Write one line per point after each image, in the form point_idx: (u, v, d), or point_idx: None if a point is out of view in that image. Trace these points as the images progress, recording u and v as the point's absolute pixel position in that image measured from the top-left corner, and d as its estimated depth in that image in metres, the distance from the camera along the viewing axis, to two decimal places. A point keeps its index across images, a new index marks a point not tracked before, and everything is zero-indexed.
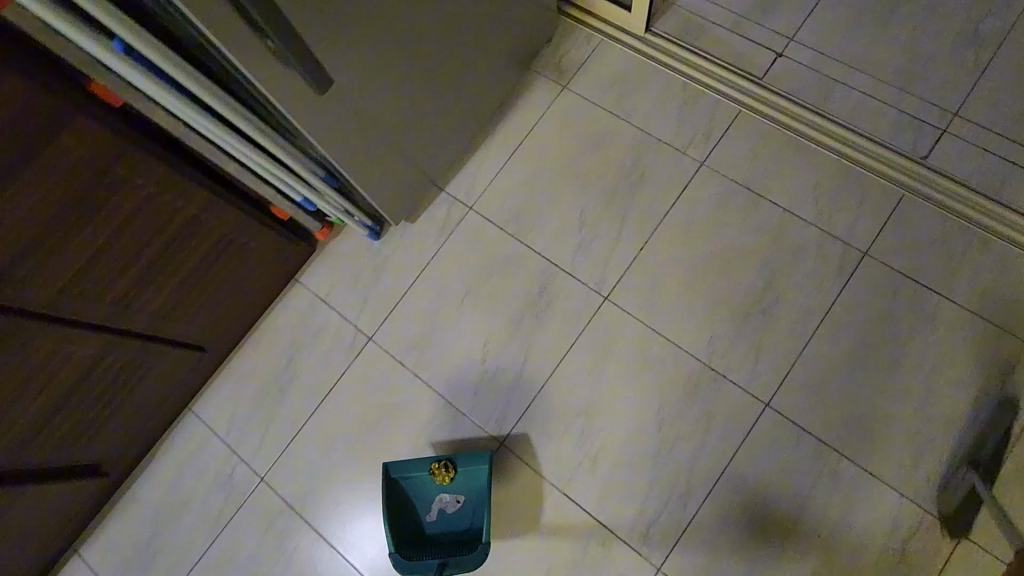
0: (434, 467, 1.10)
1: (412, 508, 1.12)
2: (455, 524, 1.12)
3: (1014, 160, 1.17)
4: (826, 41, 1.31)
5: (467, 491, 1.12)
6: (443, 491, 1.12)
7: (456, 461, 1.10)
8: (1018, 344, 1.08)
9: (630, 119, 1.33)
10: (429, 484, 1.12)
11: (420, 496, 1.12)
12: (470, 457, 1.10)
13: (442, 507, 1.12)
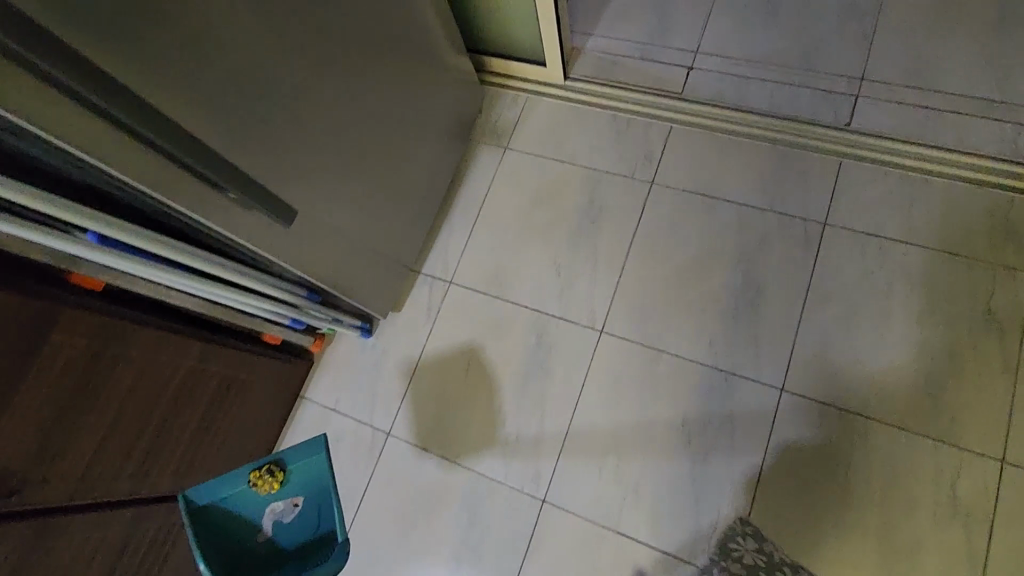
0: (255, 476, 0.93)
1: (239, 534, 0.96)
2: (297, 530, 0.99)
3: (926, 104, 1.26)
4: (727, 46, 1.42)
5: (304, 489, 0.98)
6: (273, 498, 0.97)
7: (280, 458, 0.95)
8: (989, 267, 1.14)
9: (574, 161, 1.41)
10: (256, 497, 0.95)
11: (246, 510, 0.96)
12: (295, 453, 0.96)
13: (277, 517, 0.97)
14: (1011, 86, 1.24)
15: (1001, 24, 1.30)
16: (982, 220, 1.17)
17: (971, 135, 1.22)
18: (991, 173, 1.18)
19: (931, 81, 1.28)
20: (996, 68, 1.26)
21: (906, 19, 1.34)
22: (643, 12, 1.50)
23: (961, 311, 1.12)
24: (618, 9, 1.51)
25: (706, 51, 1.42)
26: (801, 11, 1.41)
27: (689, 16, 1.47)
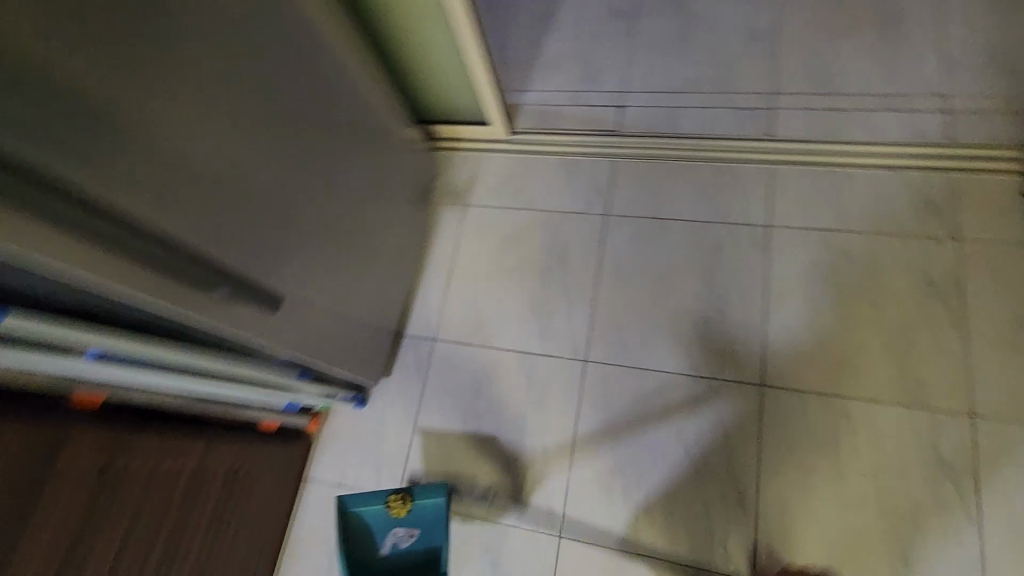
0: (393, 500, 1.12)
1: (363, 543, 1.15)
2: (408, 554, 1.16)
3: (834, 106, 1.40)
4: (651, 82, 1.55)
5: (421, 523, 1.16)
6: (394, 525, 1.15)
7: (414, 493, 1.14)
8: (921, 240, 1.25)
9: (532, 206, 1.49)
10: (385, 518, 1.14)
11: (377, 526, 1.15)
12: (426, 492, 1.15)
13: (396, 540, 1.15)
14: (904, 79, 1.39)
15: (884, 26, 1.45)
16: (907, 200, 1.28)
17: (879, 127, 1.36)
18: (904, 157, 1.31)
19: (835, 86, 1.42)
20: (888, 65, 1.41)
21: (804, 35, 1.49)
22: (570, 63, 1.62)
23: (906, 284, 1.22)
24: (547, 63, 1.63)
25: (633, 90, 1.55)
26: (711, 42, 1.55)
27: (612, 61, 1.60)
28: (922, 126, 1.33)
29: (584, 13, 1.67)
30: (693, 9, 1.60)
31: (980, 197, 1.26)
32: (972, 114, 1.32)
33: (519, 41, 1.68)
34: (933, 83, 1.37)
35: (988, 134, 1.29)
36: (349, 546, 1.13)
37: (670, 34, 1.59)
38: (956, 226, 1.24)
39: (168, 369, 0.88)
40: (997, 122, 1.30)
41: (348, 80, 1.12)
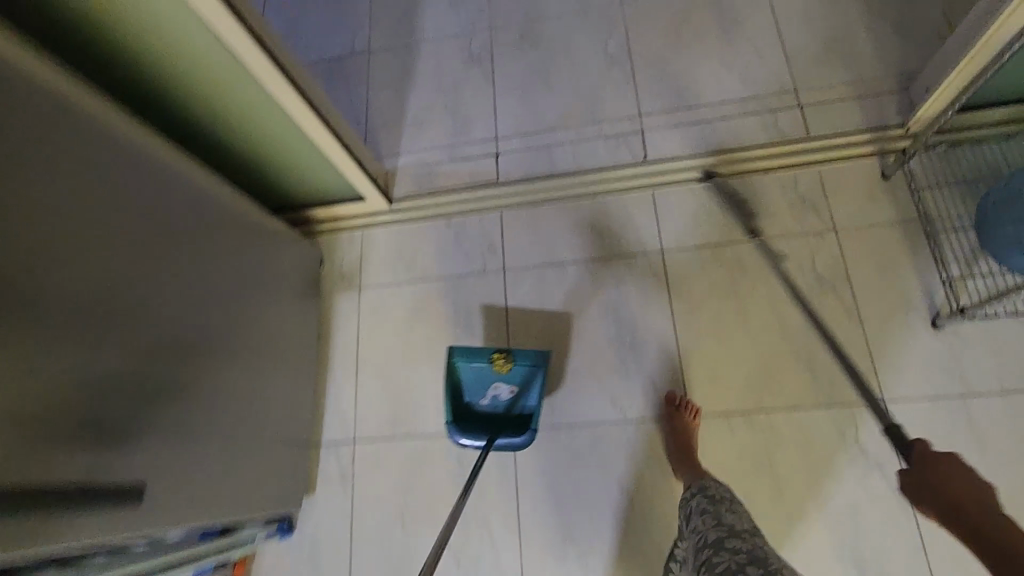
0: (496, 357, 1.16)
1: (469, 389, 1.22)
2: (509, 405, 1.22)
3: (699, 119, 1.42)
4: (520, 123, 1.52)
5: (516, 383, 1.19)
6: (499, 380, 1.20)
7: (513, 354, 1.16)
8: (805, 237, 1.27)
9: (428, 276, 1.43)
10: (488, 371, 1.18)
11: (482, 376, 1.20)
12: (525, 355, 1.17)
13: (497, 392, 1.21)
14: (755, 78, 1.43)
15: (726, 28, 1.48)
16: (783, 199, 1.31)
17: (743, 132, 1.39)
18: (771, 157, 1.34)
19: (694, 97, 1.44)
20: (737, 67, 1.45)
21: (654, 51, 1.51)
22: (436, 116, 1.56)
23: (801, 283, 1.24)
24: (413, 122, 1.57)
25: (504, 134, 1.51)
26: (569, 72, 1.54)
27: (477, 107, 1.56)
28: (781, 123, 1.37)
29: (441, 64, 1.63)
30: (545, 42, 1.59)
31: (846, 182, 1.30)
32: (822, 104, 1.37)
33: (381, 102, 1.61)
34: (781, 78, 1.41)
35: (840, 121, 1.35)
36: (455, 399, 1.21)
37: (528, 71, 1.57)
38: (831, 216, 1.28)
39: (79, 548, 0.76)
40: (846, 108, 1.35)
41: (210, 201, 1.03)
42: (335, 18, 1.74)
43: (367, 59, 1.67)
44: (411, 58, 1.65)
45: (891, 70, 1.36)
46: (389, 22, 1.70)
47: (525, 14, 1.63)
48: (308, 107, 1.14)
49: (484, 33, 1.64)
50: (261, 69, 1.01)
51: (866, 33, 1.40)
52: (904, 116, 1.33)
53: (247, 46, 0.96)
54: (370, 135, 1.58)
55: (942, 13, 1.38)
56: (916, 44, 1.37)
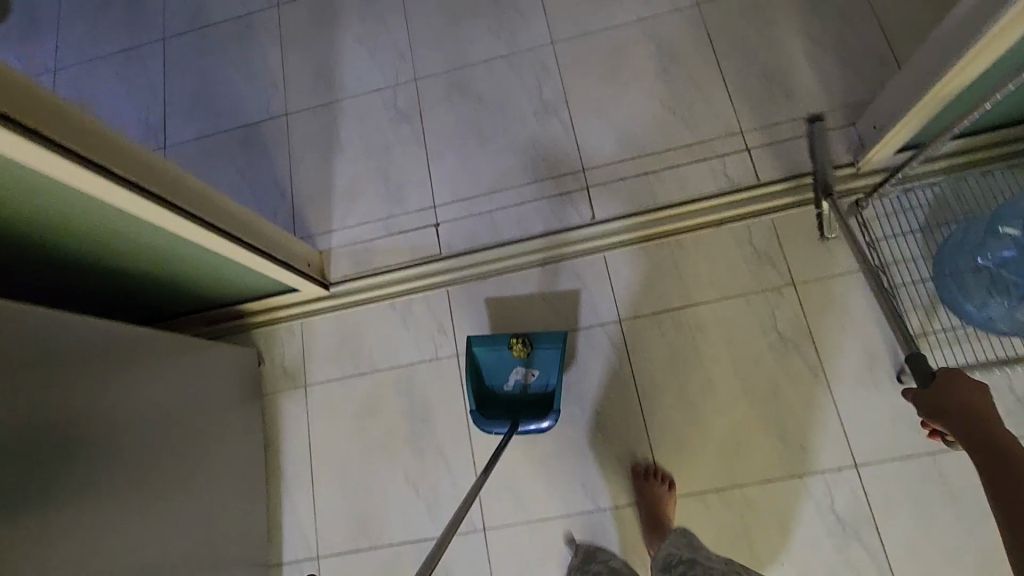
0: (514, 342, 1.19)
1: (493, 379, 1.24)
2: (532, 394, 1.23)
3: (645, 170, 1.35)
4: (458, 187, 1.41)
5: (542, 365, 1.21)
6: (522, 365, 1.22)
7: (533, 337, 1.19)
8: (763, 294, 1.22)
9: (376, 366, 1.34)
10: (508, 357, 1.21)
11: (502, 365, 1.22)
12: (545, 337, 1.19)
13: (519, 377, 1.22)
14: (698, 121, 1.36)
15: (663, 67, 1.41)
16: (737, 253, 1.25)
17: (691, 182, 1.32)
18: (722, 209, 1.28)
19: (638, 146, 1.37)
20: (679, 109, 1.37)
21: (592, 95, 1.42)
22: (367, 185, 1.46)
23: (762, 344, 1.20)
24: (344, 194, 1.47)
25: (441, 201, 1.41)
26: (504, 125, 1.44)
27: (410, 172, 1.45)
28: (729, 170, 1.31)
29: (367, 125, 1.51)
30: (476, 92, 1.48)
31: (800, 231, 1.25)
32: (769, 146, 1.31)
33: (307, 173, 1.50)
34: (725, 120, 1.34)
35: (789, 163, 1.29)
36: (481, 383, 1.23)
37: (460, 126, 1.46)
38: (788, 270, 1.23)
39: None
40: (793, 149, 1.30)
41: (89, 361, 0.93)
42: (249, 80, 1.61)
43: (287, 124, 1.56)
44: (334, 120, 1.53)
45: (837, 103, 1.30)
46: (308, 81, 1.58)
47: (452, 63, 1.51)
48: (211, 229, 1.02)
49: (410, 85, 1.52)
50: (143, 211, 0.89)
51: (807, 64, 1.34)
52: (853, 152, 1.27)
53: (118, 194, 0.84)
54: (299, 211, 1.48)
55: (884, 36, 1.32)
56: (860, 72, 1.31)
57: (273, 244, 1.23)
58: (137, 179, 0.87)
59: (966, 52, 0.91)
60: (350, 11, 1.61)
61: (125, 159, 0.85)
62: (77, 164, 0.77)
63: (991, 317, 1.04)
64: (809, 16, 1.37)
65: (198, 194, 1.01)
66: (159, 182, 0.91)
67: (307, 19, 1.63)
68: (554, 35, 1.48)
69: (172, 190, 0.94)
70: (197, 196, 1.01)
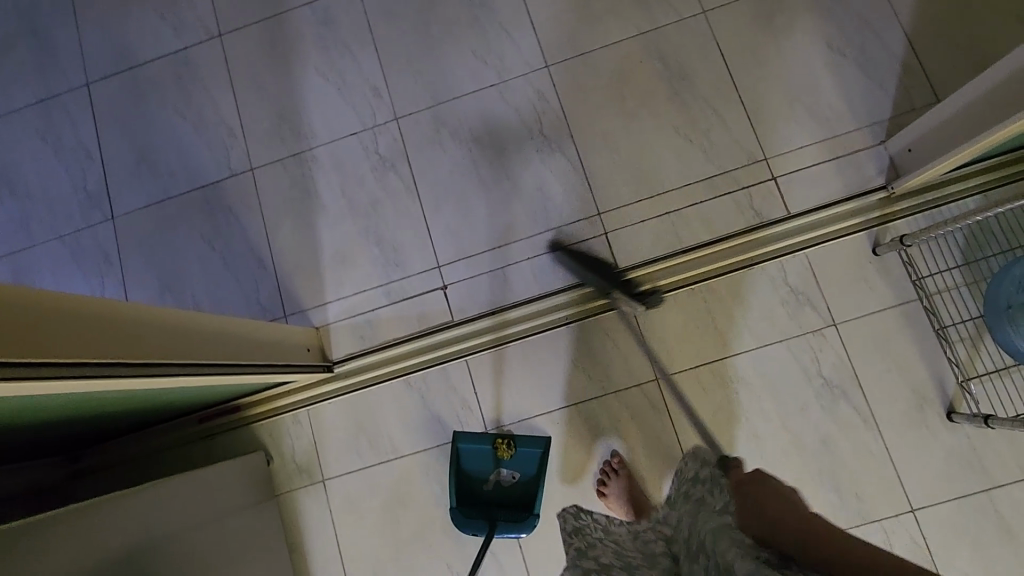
0: (498, 443, 1.18)
1: (475, 479, 1.20)
2: (511, 498, 1.19)
3: (665, 209, 1.24)
4: (462, 243, 1.29)
5: (522, 469, 1.19)
6: (502, 465, 1.20)
7: (517, 440, 1.18)
8: (804, 338, 1.17)
9: (399, 452, 1.23)
10: (490, 457, 1.19)
11: (483, 464, 1.20)
12: (529, 439, 1.19)
13: (500, 478, 1.19)
14: (717, 149, 1.25)
15: (673, 88, 1.28)
16: (772, 296, 1.19)
17: (717, 218, 1.22)
18: (752, 248, 1.20)
19: (654, 181, 1.25)
20: (695, 136, 1.26)
21: (598, 127, 1.29)
22: (360, 249, 1.31)
23: (807, 392, 1.15)
24: (334, 261, 1.31)
25: (447, 261, 1.28)
26: (504, 168, 1.30)
27: (406, 229, 1.31)
28: (755, 204, 1.22)
29: (348, 177, 1.34)
30: (468, 132, 1.33)
31: (837, 267, 1.18)
32: (796, 173, 1.22)
33: (288, 239, 1.33)
34: (746, 147, 1.24)
35: (819, 191, 1.21)
36: (458, 476, 1.19)
37: (455, 172, 1.32)
38: (828, 310, 1.17)
39: None
40: (822, 174, 1.21)
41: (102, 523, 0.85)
42: (201, 132, 1.40)
43: (255, 181, 1.37)
44: (309, 174, 1.36)
45: (863, 122, 1.22)
46: (271, 129, 1.38)
47: (436, 97, 1.35)
48: (199, 370, 0.92)
49: (392, 126, 1.35)
50: (101, 387, 0.74)
51: (828, 77, 1.24)
52: (885, 175, 1.20)
53: (74, 386, 0.68)
54: (285, 283, 1.32)
55: (907, 41, 1.23)
56: (884, 84, 1.23)
57: (248, 342, 1.08)
58: (87, 357, 0.71)
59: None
60: (308, 41, 1.40)
61: (67, 337, 0.68)
62: (28, 380, 0.61)
63: None
64: (826, 20, 1.26)
65: (145, 332, 0.85)
66: (104, 345, 0.75)
67: (258, 53, 1.42)
68: (547, 57, 1.33)
69: (127, 348, 0.79)
70: (151, 336, 0.85)
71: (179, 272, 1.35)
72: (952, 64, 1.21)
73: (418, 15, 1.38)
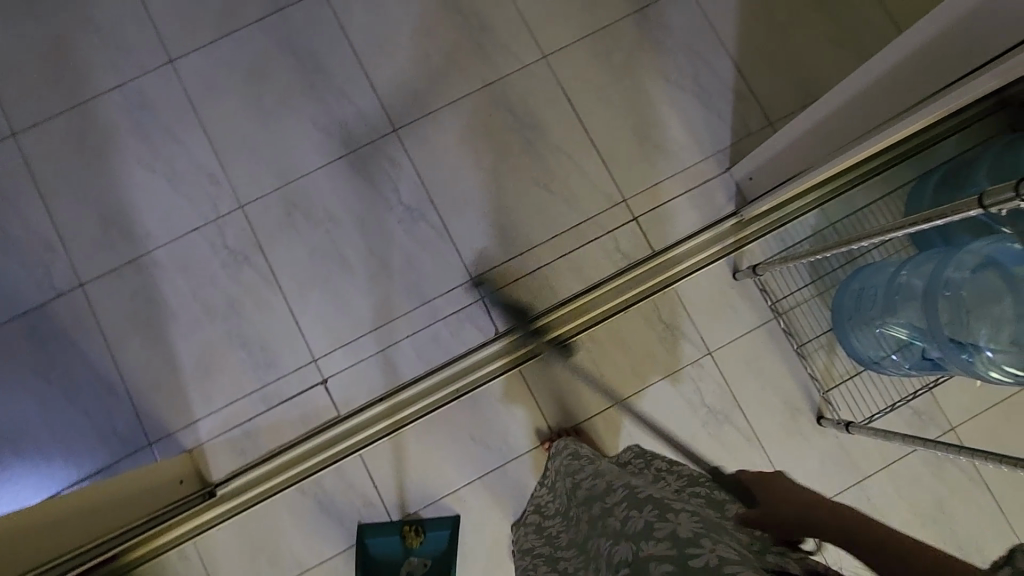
0: (406, 531, 1.16)
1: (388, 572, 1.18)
2: None
3: (537, 264, 1.24)
4: (336, 330, 1.22)
5: (432, 554, 1.18)
6: (413, 554, 1.18)
7: (425, 525, 1.17)
8: (683, 372, 1.21)
9: (305, 563, 1.16)
10: (400, 547, 1.17)
11: (394, 555, 1.18)
12: (436, 522, 1.17)
13: (411, 568, 1.18)
14: (578, 195, 1.25)
15: (527, 137, 1.26)
16: (650, 335, 1.22)
17: (588, 266, 1.24)
18: (626, 290, 1.22)
19: (523, 236, 1.24)
20: (556, 186, 1.25)
21: (458, 187, 1.25)
22: (224, 355, 1.21)
23: (694, 421, 1.20)
24: (198, 373, 1.20)
25: (323, 352, 1.21)
26: (369, 244, 1.24)
27: (272, 325, 1.22)
28: (622, 246, 1.24)
29: (198, 277, 1.22)
30: (324, 210, 1.24)
31: (705, 297, 1.23)
32: (655, 210, 1.25)
33: (139, 357, 1.20)
34: (606, 190, 1.25)
35: (678, 225, 1.25)
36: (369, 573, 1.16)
37: (317, 255, 1.23)
38: (702, 340, 1.22)
39: None
40: (679, 208, 1.25)
41: None
42: (9, 251, 1.22)
43: (88, 299, 1.21)
44: (151, 281, 1.22)
45: (707, 153, 1.27)
46: (97, 235, 1.22)
47: (282, 176, 1.25)
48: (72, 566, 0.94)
49: (236, 215, 1.24)
50: None
51: (670, 111, 1.27)
52: (734, 202, 1.26)
53: None
54: (145, 408, 1.19)
55: (736, 68, 1.29)
56: (720, 112, 1.28)
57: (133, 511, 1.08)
58: None
59: (878, 142, 0.89)
60: (123, 129, 1.25)
61: None
62: None
63: (879, 355, 1.06)
64: (661, 54, 1.29)
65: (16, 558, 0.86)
66: None
67: (65, 149, 1.24)
68: (395, 120, 1.26)
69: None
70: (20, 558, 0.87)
71: (14, 417, 1.18)
72: (777, 87, 1.29)
73: (247, 87, 1.27)
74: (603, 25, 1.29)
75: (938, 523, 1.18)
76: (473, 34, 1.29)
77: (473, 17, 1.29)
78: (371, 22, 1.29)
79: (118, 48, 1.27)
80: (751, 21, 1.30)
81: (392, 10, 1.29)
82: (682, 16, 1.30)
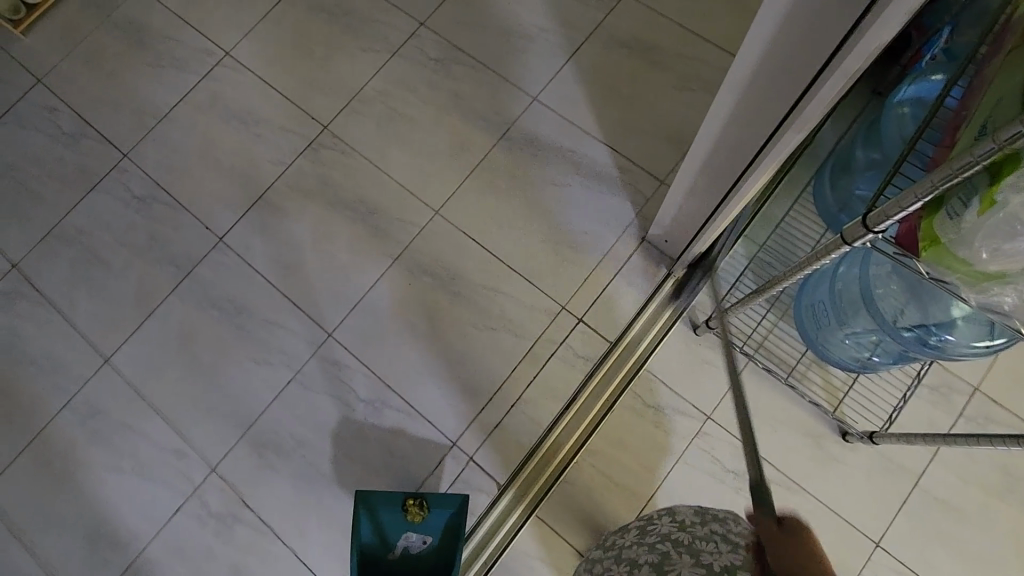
0: (409, 505, 1.08)
1: (379, 548, 1.12)
2: (419, 561, 1.13)
3: (509, 403, 1.22)
4: (344, 553, 1.17)
5: (434, 531, 1.12)
6: (415, 531, 1.12)
7: (430, 500, 1.08)
8: (693, 447, 1.16)
9: None
10: (402, 521, 1.10)
11: (393, 529, 1.11)
12: (443, 500, 1.09)
13: (409, 544, 1.12)
14: (519, 321, 1.26)
15: (451, 289, 1.29)
16: (645, 424, 1.18)
17: (557, 384, 1.22)
18: (602, 390, 1.20)
19: (486, 381, 1.23)
20: (495, 321, 1.26)
21: (407, 362, 1.26)
22: None
23: (727, 491, 1.14)
24: None
25: None
26: (346, 452, 1.22)
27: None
28: (581, 350, 1.23)
29: (193, 559, 1.19)
30: (291, 437, 1.23)
31: (678, 366, 1.21)
32: (593, 305, 1.26)
33: None
34: (542, 306, 1.26)
35: (623, 309, 1.25)
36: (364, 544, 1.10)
37: (300, 486, 1.21)
38: (696, 407, 1.18)
39: None
40: (615, 293, 1.26)
41: None
42: None
43: None
44: None
45: (620, 232, 1.29)
46: (85, 559, 1.20)
47: (240, 424, 1.25)
48: None
49: (210, 480, 1.23)
50: None
51: (569, 209, 1.32)
52: (663, 264, 1.27)
53: None
54: None
55: (609, 147, 1.35)
56: (613, 191, 1.32)
57: None
58: None
59: None
60: (79, 445, 1.26)
61: None
62: None
63: (847, 359, 1.05)
64: (538, 165, 1.35)
65: None
66: None
67: (32, 488, 1.24)
68: (327, 325, 1.29)
69: None
70: None
71: None
72: (652, 148, 1.34)
73: (182, 354, 1.30)
74: (477, 162, 1.36)
75: (1013, 490, 1.10)
76: (367, 219, 1.35)
77: (361, 206, 1.36)
78: (272, 248, 1.35)
79: (55, 371, 1.31)
80: (603, 101, 1.37)
81: (289, 230, 1.36)
82: (541, 125, 1.37)
